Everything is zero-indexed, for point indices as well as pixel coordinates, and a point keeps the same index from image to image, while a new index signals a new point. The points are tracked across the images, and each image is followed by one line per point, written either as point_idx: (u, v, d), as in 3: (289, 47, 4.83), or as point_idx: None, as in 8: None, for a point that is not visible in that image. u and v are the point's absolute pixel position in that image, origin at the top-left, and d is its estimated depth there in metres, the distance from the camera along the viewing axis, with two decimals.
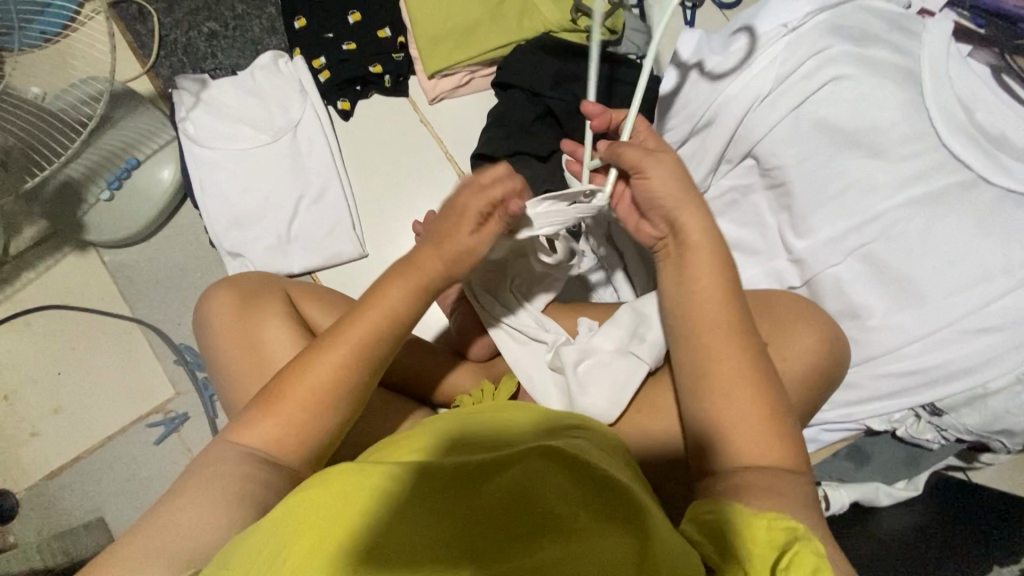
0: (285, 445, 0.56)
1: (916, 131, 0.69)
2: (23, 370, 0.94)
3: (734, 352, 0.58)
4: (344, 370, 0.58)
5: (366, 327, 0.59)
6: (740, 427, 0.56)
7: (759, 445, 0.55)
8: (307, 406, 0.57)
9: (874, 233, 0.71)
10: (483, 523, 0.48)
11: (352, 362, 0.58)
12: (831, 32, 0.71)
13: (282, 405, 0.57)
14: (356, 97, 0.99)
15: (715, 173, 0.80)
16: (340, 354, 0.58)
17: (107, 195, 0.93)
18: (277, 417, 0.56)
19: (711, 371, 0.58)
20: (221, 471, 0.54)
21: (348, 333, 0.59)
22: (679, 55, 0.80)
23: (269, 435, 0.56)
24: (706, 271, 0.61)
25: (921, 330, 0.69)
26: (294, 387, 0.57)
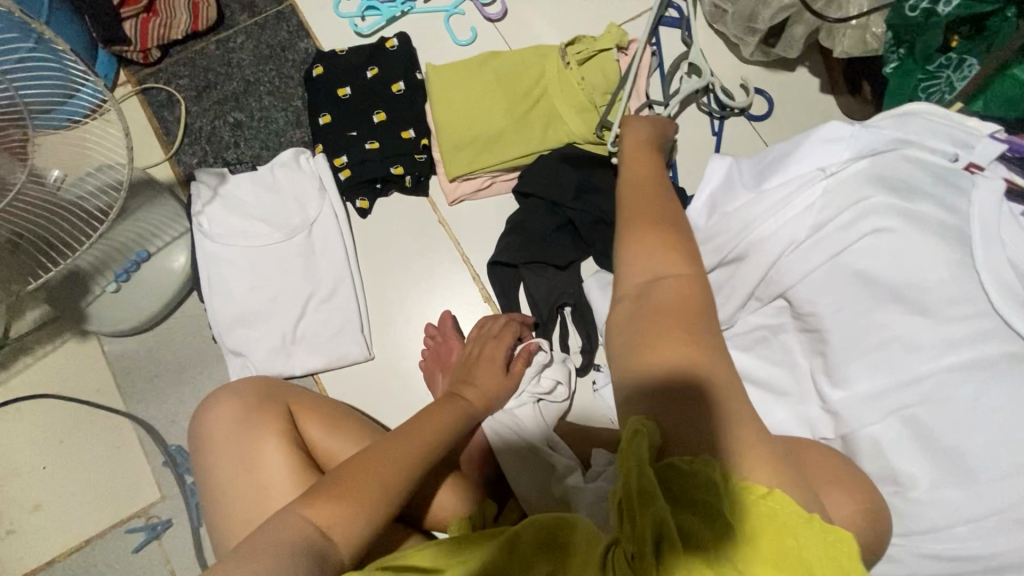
0: (342, 531, 0.59)
1: (965, 293, 0.64)
2: (9, 461, 0.90)
3: (693, 343, 0.49)
4: (417, 462, 0.67)
5: (438, 428, 0.73)
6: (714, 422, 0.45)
7: (744, 451, 0.44)
8: (374, 487, 0.63)
9: (917, 396, 0.66)
10: None
11: (422, 461, 0.68)
12: (872, 181, 0.67)
13: (351, 485, 0.62)
14: (375, 195, 0.98)
15: (743, 309, 0.76)
16: (411, 448, 0.68)
17: (113, 287, 0.91)
18: (343, 501, 0.60)
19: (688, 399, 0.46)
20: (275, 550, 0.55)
21: (416, 432, 0.70)
22: (706, 183, 0.79)
23: (334, 517, 0.59)
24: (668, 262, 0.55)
25: (972, 511, 0.63)
26: (370, 471, 0.64)
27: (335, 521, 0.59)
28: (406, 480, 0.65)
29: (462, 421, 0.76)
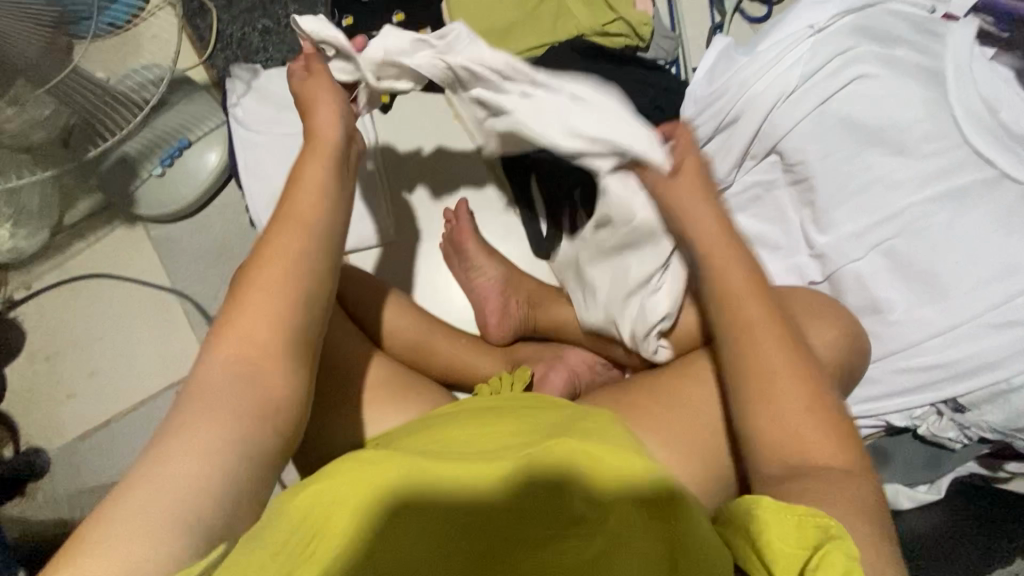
0: (256, 348, 0.53)
1: (939, 130, 0.71)
2: (67, 334, 0.99)
3: (780, 352, 0.56)
4: (302, 256, 0.57)
5: (307, 209, 0.59)
6: (812, 427, 0.54)
7: (817, 440, 0.53)
8: (274, 287, 0.55)
9: (896, 229, 0.72)
10: (494, 541, 0.50)
11: (312, 251, 0.57)
12: (857, 33, 0.75)
13: (249, 299, 0.54)
14: (395, 91, 1.05)
15: (739, 169, 0.82)
16: (293, 241, 0.57)
17: (159, 172, 0.99)
18: (244, 324, 0.53)
19: (746, 316, 0.58)
20: (209, 404, 0.50)
21: (288, 226, 0.58)
22: (706, 59, 0.86)
23: (242, 338, 0.53)
24: (792, 378, 0.55)
25: (944, 325, 0.69)
26: (254, 288, 0.55)
27: (248, 347, 0.53)
28: (307, 273, 0.56)
29: (323, 198, 0.61)
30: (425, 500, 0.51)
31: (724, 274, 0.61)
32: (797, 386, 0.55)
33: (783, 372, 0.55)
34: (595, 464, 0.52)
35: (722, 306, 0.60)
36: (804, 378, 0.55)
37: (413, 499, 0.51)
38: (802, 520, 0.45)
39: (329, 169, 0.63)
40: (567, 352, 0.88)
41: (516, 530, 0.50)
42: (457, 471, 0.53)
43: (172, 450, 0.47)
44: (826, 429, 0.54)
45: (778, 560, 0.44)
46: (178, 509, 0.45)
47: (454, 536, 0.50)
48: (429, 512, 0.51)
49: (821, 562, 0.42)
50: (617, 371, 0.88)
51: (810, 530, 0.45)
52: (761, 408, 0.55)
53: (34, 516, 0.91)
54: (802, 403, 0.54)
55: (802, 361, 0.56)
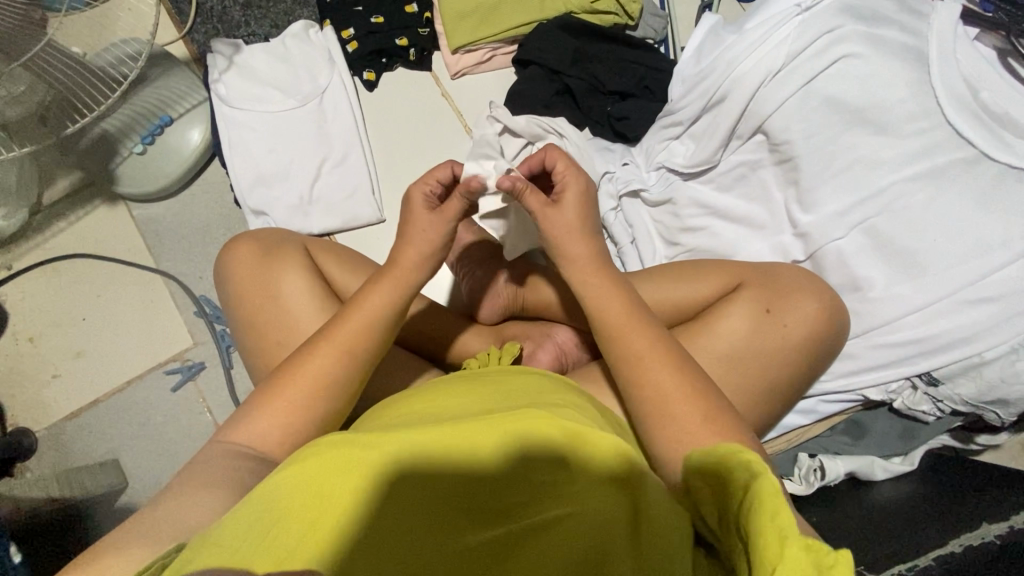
0: (270, 445, 0.57)
1: (921, 110, 0.73)
2: (49, 314, 0.98)
3: (647, 357, 0.59)
4: (334, 367, 0.59)
5: (360, 322, 0.62)
6: (687, 417, 0.55)
7: (695, 427, 0.55)
8: (306, 391, 0.58)
9: (877, 208, 0.73)
10: (483, 505, 0.47)
11: (345, 370, 0.60)
12: (844, 12, 0.75)
13: (275, 404, 0.58)
14: (381, 69, 1.03)
15: (725, 149, 0.83)
16: (330, 357, 0.60)
17: (140, 149, 0.97)
18: (269, 419, 0.57)
19: (628, 355, 0.59)
20: (218, 468, 0.54)
21: (334, 338, 0.61)
22: (694, 38, 0.87)
23: (261, 433, 0.57)
24: (662, 375, 0.57)
25: (921, 301, 0.71)
26: (284, 390, 0.58)
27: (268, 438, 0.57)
28: (336, 379, 0.59)
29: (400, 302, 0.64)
30: (425, 472, 0.47)
31: (600, 305, 0.63)
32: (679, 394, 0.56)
33: (656, 381, 0.57)
34: (581, 432, 0.49)
35: (622, 365, 0.60)
36: (680, 391, 0.56)
37: (407, 471, 0.47)
38: (727, 459, 0.44)
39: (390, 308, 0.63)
40: (555, 330, 0.89)
41: (523, 491, 0.48)
42: (450, 436, 0.48)
43: (181, 490, 0.52)
44: (708, 415, 0.55)
45: (728, 511, 0.42)
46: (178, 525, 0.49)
47: (462, 507, 0.47)
48: (405, 487, 0.46)
49: (750, 507, 0.40)
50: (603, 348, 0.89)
51: (736, 466, 0.42)
52: (660, 430, 0.56)
53: (24, 495, 0.91)
54: (687, 409, 0.55)
55: (663, 347, 0.59)
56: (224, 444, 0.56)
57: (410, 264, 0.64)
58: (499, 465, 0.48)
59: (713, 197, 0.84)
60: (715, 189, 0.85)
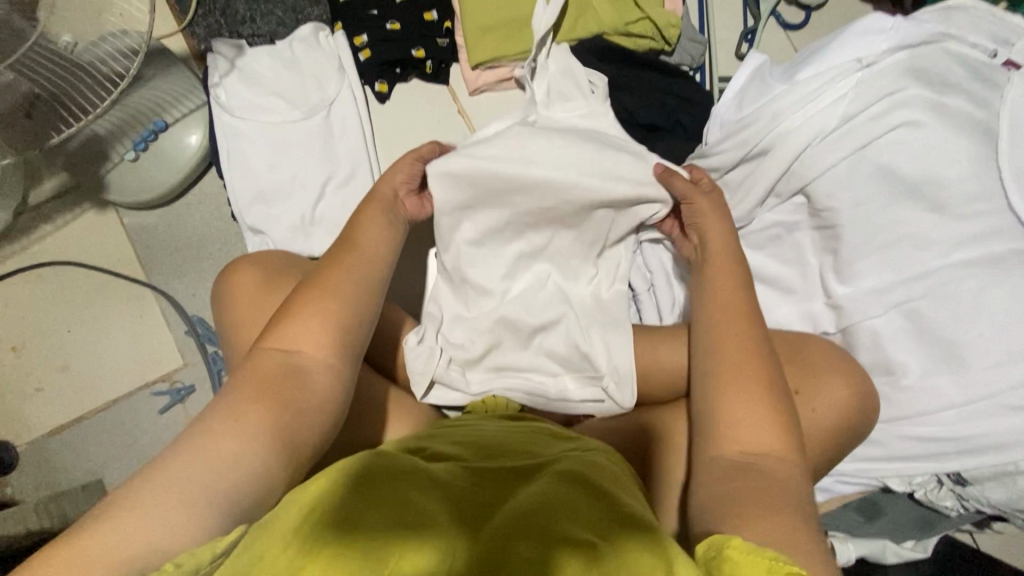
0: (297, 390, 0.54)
1: (982, 191, 0.67)
2: (31, 324, 0.93)
3: (755, 391, 0.56)
4: (347, 295, 0.60)
5: (371, 240, 0.67)
6: (754, 432, 0.54)
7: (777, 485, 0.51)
8: (325, 330, 0.58)
9: (922, 290, 0.68)
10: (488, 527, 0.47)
11: (359, 272, 0.63)
12: (908, 73, 0.69)
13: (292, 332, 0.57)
14: (395, 80, 0.96)
15: (762, 206, 0.77)
16: (326, 303, 0.59)
17: (132, 156, 0.90)
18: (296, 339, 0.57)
19: (727, 347, 0.59)
20: (260, 383, 0.54)
21: (328, 285, 0.61)
22: (737, 79, 0.80)
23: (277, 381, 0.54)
24: (765, 423, 0.54)
25: (959, 398, 0.67)
26: (295, 327, 0.57)
27: (271, 372, 0.54)
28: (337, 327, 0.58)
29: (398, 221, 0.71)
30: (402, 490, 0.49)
31: (713, 302, 0.63)
32: (752, 413, 0.55)
33: (745, 409, 0.55)
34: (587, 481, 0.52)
35: (721, 394, 0.57)
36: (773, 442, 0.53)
37: (387, 484, 0.49)
38: (774, 567, 0.39)
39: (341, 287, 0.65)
40: None
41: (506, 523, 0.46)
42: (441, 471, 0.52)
43: (201, 452, 0.48)
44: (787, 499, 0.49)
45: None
46: (229, 494, 0.47)
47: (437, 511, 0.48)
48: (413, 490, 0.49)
49: None
50: None
51: (781, 574, 0.39)
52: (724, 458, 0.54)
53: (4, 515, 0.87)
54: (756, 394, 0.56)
55: (765, 351, 0.59)
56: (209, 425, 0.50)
57: (379, 227, 0.68)
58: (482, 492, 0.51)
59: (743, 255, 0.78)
60: (746, 247, 0.79)
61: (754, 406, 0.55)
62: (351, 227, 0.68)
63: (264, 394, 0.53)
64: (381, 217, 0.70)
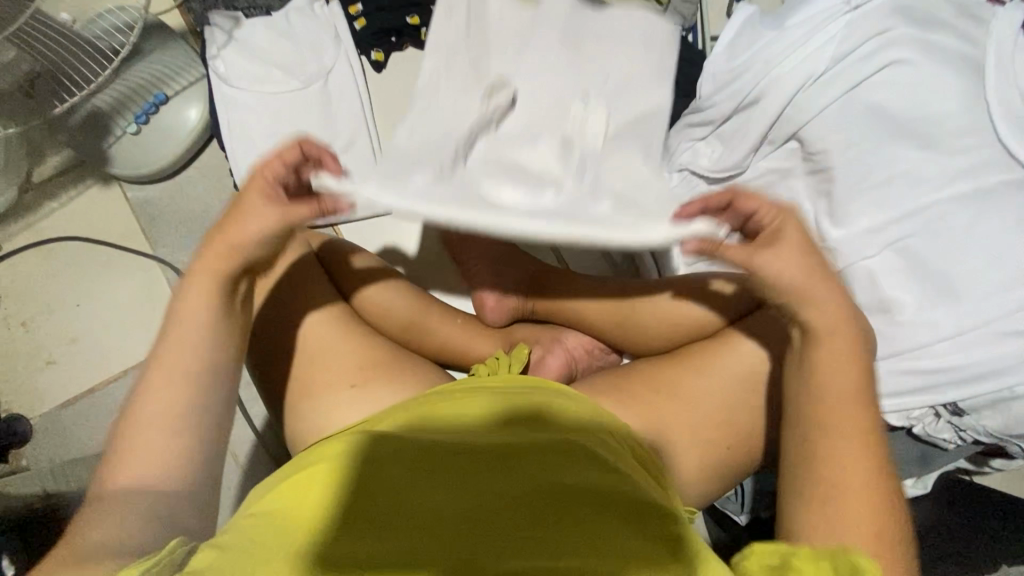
0: (194, 371, 0.57)
1: (971, 125, 0.68)
2: (40, 299, 0.94)
3: (853, 426, 0.55)
4: (200, 322, 0.58)
5: (247, 230, 0.62)
6: (845, 471, 0.54)
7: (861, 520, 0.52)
8: (199, 328, 0.58)
9: (915, 227, 0.69)
10: (484, 501, 0.49)
11: (204, 311, 0.59)
12: (896, 13, 0.70)
13: (186, 331, 0.58)
14: (390, 49, 0.97)
15: (756, 154, 0.79)
16: (202, 283, 0.60)
17: (134, 129, 0.92)
18: (187, 336, 0.58)
19: (830, 386, 0.57)
20: (157, 401, 0.55)
21: (213, 260, 0.61)
22: (728, 32, 0.81)
23: (165, 401, 0.55)
24: (853, 458, 0.54)
25: (955, 330, 0.68)
26: (185, 342, 0.58)
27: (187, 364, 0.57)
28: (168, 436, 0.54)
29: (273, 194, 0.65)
30: (395, 480, 0.50)
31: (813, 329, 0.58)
32: (849, 445, 0.55)
33: (845, 455, 0.54)
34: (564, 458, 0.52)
35: (811, 432, 0.56)
36: (867, 444, 0.55)
37: (386, 472, 0.51)
38: None
39: (211, 298, 0.60)
40: (565, 334, 0.87)
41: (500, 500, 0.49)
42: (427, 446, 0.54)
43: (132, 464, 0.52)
44: (867, 518, 0.52)
45: None
46: (154, 506, 0.51)
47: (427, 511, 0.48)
48: (414, 480, 0.50)
49: None
50: (615, 355, 0.87)
51: None
52: (810, 511, 0.54)
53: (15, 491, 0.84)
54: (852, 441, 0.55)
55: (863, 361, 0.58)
56: (135, 453, 0.53)
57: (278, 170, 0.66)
58: (476, 468, 0.51)
59: None
60: None
61: (854, 443, 0.55)
62: (218, 231, 0.63)
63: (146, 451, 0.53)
64: (259, 213, 0.63)
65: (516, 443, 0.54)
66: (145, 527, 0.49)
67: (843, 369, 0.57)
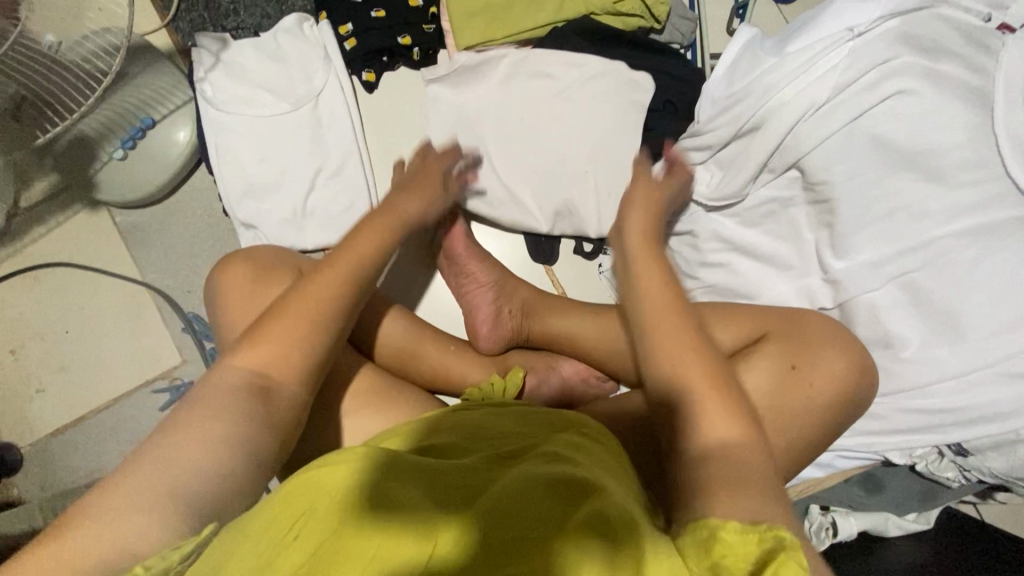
0: (284, 373, 0.53)
1: (978, 158, 0.66)
2: (30, 327, 0.93)
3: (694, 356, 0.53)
4: (320, 302, 0.56)
5: (360, 250, 0.61)
6: (705, 415, 0.51)
7: (730, 440, 0.49)
8: (306, 323, 0.55)
9: (920, 262, 0.67)
10: (498, 502, 0.45)
11: (308, 330, 0.55)
12: (902, 40, 0.68)
13: (281, 322, 0.54)
14: (382, 69, 0.94)
15: (756, 182, 0.76)
16: (330, 276, 0.58)
17: (121, 154, 0.90)
18: (284, 327, 0.54)
19: (661, 324, 0.55)
20: (210, 401, 0.49)
21: (336, 266, 0.59)
22: (725, 57, 0.79)
23: (263, 364, 0.53)
24: (704, 378, 0.52)
25: (960, 369, 0.66)
26: (277, 325, 0.54)
27: (232, 385, 0.51)
28: (227, 437, 0.47)
29: (389, 246, 0.64)
30: (405, 488, 0.47)
31: (641, 275, 0.59)
32: (693, 369, 0.53)
33: (677, 338, 0.54)
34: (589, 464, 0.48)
35: (667, 358, 0.54)
36: (714, 373, 0.52)
37: (399, 480, 0.47)
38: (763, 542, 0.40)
39: (337, 290, 0.57)
40: (560, 362, 0.86)
41: (515, 500, 0.45)
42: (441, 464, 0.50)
43: (171, 447, 0.45)
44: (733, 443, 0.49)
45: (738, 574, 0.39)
46: (185, 492, 0.43)
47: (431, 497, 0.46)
48: (426, 490, 0.47)
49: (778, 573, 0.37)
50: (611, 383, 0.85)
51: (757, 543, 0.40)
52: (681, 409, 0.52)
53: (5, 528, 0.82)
54: (700, 370, 0.52)
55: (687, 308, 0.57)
56: (174, 421, 0.48)
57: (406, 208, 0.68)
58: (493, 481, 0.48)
59: (736, 232, 0.78)
60: (740, 225, 0.78)
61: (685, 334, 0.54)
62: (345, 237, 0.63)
63: (204, 431, 0.47)
64: (374, 226, 0.65)
65: (534, 456, 0.50)
66: (175, 522, 0.42)
67: (661, 293, 0.57)
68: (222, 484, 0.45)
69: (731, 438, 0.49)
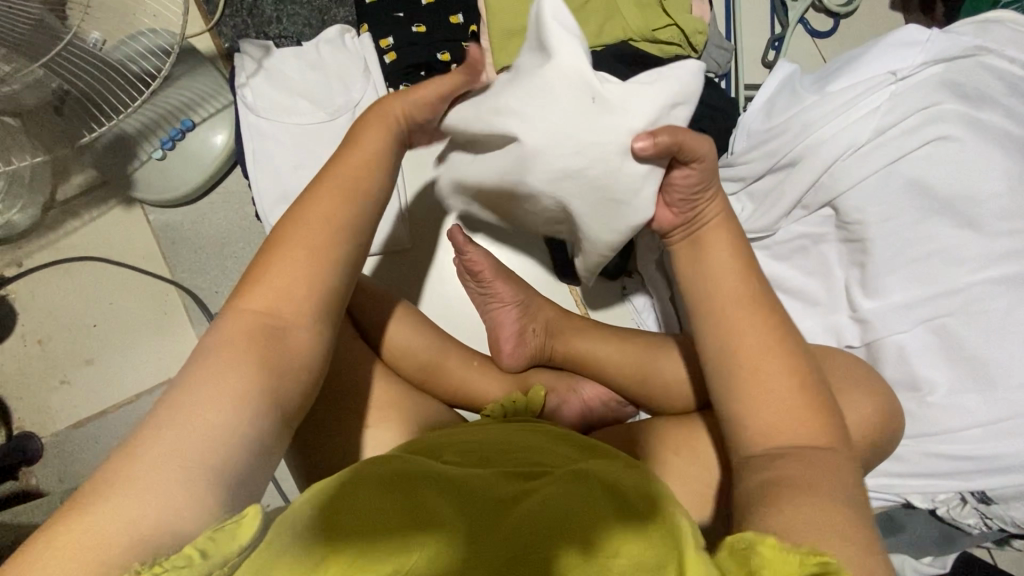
0: (289, 307, 0.49)
1: (1014, 208, 0.67)
2: (58, 318, 0.94)
3: (771, 353, 0.52)
4: (320, 228, 0.52)
5: (359, 170, 0.57)
6: (765, 398, 0.51)
7: (784, 420, 0.50)
8: (313, 251, 0.51)
9: (952, 307, 0.68)
10: (522, 522, 0.46)
11: (317, 266, 0.51)
12: (941, 87, 0.69)
13: (282, 255, 0.51)
14: (419, 83, 0.94)
15: (788, 217, 0.76)
16: (328, 197, 0.54)
17: (160, 154, 0.91)
18: (292, 259, 0.50)
19: (729, 306, 0.55)
20: (222, 351, 0.46)
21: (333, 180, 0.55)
22: (765, 90, 0.79)
23: (275, 297, 0.49)
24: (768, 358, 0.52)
25: (988, 416, 0.66)
26: (281, 257, 0.51)
27: (247, 332, 0.47)
28: (249, 396, 0.44)
29: (389, 154, 0.59)
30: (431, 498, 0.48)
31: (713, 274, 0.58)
32: (759, 345, 0.53)
33: (744, 330, 0.54)
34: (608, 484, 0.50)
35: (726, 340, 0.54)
36: (790, 363, 0.52)
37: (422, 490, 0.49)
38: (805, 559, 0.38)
39: (341, 202, 0.54)
40: (581, 384, 0.86)
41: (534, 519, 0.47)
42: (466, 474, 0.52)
43: (183, 415, 0.41)
44: (796, 417, 0.50)
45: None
46: (213, 469, 0.41)
47: (454, 521, 0.47)
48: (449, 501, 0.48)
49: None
50: (631, 408, 0.86)
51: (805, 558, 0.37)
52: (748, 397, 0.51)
53: (24, 520, 0.83)
54: (780, 367, 0.52)
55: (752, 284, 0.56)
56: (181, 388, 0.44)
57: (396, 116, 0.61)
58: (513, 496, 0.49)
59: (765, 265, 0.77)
60: (770, 257, 0.78)
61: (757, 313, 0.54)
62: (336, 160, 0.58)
63: (219, 391, 0.43)
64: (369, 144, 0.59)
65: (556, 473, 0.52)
66: (208, 503, 0.39)
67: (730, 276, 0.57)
68: (250, 451, 0.43)
69: (802, 436, 0.49)
